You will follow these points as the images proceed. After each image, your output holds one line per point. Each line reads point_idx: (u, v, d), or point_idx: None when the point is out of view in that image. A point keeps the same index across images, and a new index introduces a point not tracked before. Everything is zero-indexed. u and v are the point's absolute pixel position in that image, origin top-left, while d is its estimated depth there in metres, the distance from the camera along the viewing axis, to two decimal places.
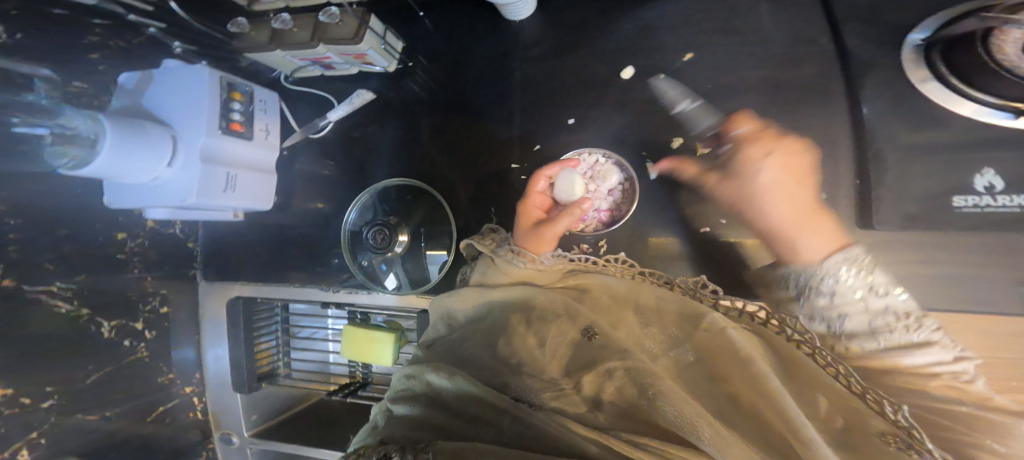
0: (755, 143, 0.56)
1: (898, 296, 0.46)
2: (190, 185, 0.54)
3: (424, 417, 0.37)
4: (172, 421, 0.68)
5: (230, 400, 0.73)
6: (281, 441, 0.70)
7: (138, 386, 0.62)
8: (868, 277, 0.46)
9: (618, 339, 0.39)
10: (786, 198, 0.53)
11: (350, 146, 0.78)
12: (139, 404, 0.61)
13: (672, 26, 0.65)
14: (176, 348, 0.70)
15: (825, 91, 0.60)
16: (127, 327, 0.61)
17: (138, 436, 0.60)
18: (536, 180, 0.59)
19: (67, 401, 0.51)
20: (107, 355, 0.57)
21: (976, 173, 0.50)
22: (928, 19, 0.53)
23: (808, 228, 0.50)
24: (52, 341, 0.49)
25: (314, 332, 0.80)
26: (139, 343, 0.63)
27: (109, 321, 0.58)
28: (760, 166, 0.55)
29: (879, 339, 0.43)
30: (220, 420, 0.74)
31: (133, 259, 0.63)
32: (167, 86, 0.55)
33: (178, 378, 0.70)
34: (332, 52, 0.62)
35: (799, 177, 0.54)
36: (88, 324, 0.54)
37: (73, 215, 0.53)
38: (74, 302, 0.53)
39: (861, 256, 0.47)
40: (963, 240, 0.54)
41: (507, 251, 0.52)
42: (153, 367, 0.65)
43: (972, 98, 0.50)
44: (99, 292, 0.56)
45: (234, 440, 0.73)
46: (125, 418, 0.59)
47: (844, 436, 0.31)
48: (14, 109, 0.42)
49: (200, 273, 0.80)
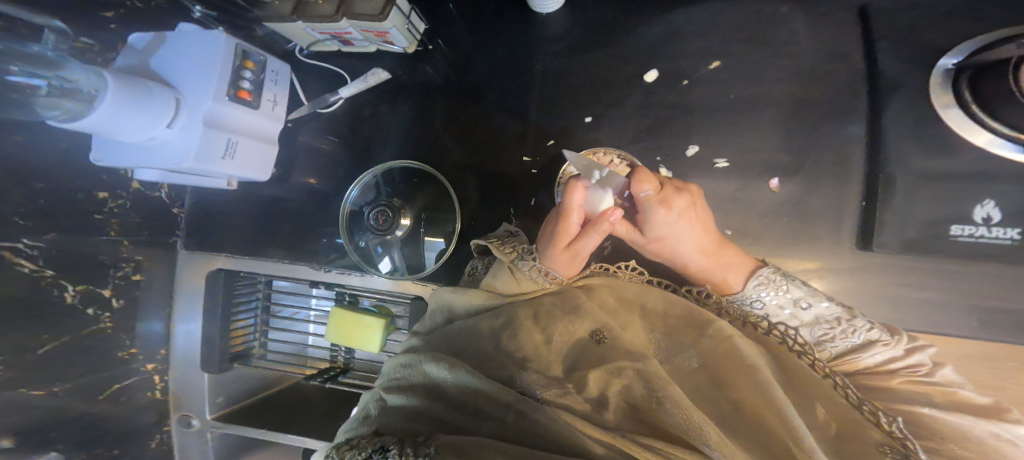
0: (665, 206, 0.53)
1: (823, 304, 0.46)
2: (189, 150, 0.52)
3: (422, 409, 0.34)
4: (128, 399, 0.60)
5: (196, 377, 0.67)
6: (247, 425, 0.65)
7: (96, 361, 0.55)
8: (788, 293, 0.47)
9: (627, 343, 0.39)
10: (695, 234, 0.54)
11: (360, 124, 0.76)
12: (93, 381, 0.54)
13: (700, 33, 0.66)
14: (142, 318, 0.63)
15: (837, 113, 0.62)
16: (94, 294, 0.55)
17: (86, 416, 0.53)
18: (573, 192, 0.52)
19: (16, 374, 0.44)
20: (67, 324, 0.51)
21: (977, 204, 0.54)
22: (964, 43, 0.56)
23: (723, 272, 0.52)
24: (13, 305, 0.44)
25: (295, 313, 0.77)
26: (105, 313, 0.57)
27: (75, 286, 0.52)
28: (669, 229, 0.53)
29: (855, 336, 0.43)
30: (182, 399, 0.66)
31: (111, 221, 0.59)
32: (179, 48, 0.53)
33: (140, 354, 0.62)
34: (355, 28, 0.61)
35: (703, 222, 0.54)
36: (52, 286, 0.49)
37: (54, 171, 0.50)
38: (40, 262, 0.48)
39: (773, 274, 0.49)
40: (944, 267, 0.59)
41: (529, 266, 0.50)
42: (114, 341, 0.58)
43: (988, 128, 0.53)
44: (72, 254, 0.52)
45: (194, 423, 0.66)
46: (73, 396, 0.51)
47: (838, 443, 0.31)
48: (13, 57, 0.38)
49: (180, 241, 0.75)
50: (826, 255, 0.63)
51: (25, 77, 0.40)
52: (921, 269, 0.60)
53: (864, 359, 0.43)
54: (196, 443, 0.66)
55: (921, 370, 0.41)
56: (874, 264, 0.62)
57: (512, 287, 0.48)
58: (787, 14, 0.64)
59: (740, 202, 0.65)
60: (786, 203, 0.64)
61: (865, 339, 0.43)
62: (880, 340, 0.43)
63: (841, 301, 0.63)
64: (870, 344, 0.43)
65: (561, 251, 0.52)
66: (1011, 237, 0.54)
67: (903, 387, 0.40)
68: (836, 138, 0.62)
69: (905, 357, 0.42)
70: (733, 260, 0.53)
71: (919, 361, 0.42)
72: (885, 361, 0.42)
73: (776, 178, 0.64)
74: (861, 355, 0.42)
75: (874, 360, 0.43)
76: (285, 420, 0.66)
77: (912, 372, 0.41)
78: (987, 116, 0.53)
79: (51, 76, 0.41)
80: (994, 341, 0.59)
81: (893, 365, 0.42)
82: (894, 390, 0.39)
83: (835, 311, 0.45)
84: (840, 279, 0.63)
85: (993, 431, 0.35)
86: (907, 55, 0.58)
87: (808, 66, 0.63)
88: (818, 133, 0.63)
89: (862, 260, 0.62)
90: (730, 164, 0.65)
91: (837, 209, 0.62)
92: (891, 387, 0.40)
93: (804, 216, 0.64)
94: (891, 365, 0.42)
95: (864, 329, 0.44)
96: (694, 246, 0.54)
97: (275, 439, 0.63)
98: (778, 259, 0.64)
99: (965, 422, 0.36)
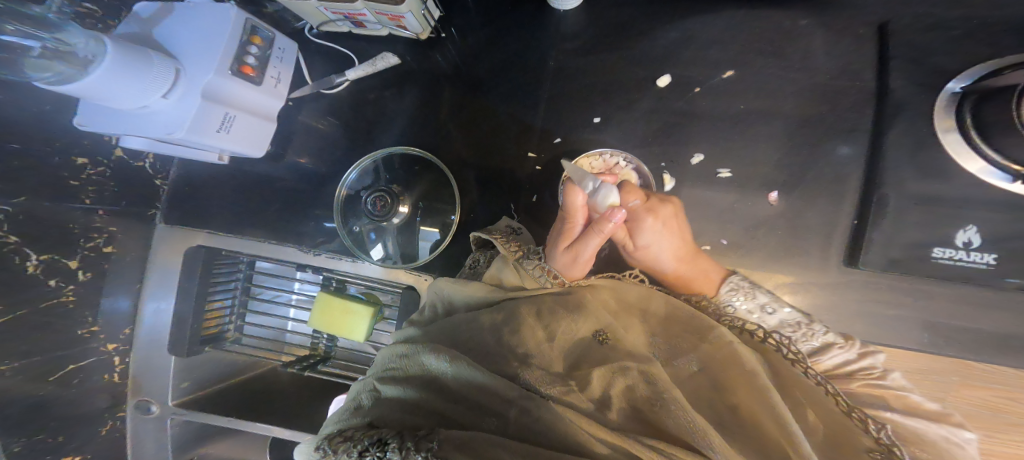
0: (652, 215, 0.56)
1: (785, 310, 0.50)
2: (184, 120, 0.50)
3: (419, 402, 0.33)
4: (80, 382, 0.55)
5: (159, 360, 0.63)
6: (209, 413, 0.61)
7: (50, 338, 0.51)
8: (756, 297, 0.51)
9: (629, 345, 0.40)
10: (679, 234, 0.58)
11: (364, 108, 0.75)
12: (44, 360, 0.50)
13: (713, 43, 0.68)
14: (109, 295, 0.60)
15: (833, 135, 0.65)
16: (58, 265, 0.52)
17: (33, 397, 0.49)
18: (574, 195, 0.53)
19: None
20: (21, 295, 0.47)
21: (959, 229, 0.56)
22: (974, 67, 0.57)
23: (698, 280, 0.55)
24: None
25: (275, 296, 0.74)
26: (69, 285, 0.53)
27: (38, 254, 0.49)
28: (652, 239, 0.56)
29: (813, 339, 0.46)
30: (142, 384, 0.62)
31: (88, 188, 0.56)
32: (187, 19, 0.51)
33: (102, 332, 0.59)
34: (369, 10, 0.60)
35: (681, 232, 0.58)
36: (12, 254, 0.46)
37: (30, 131, 0.47)
38: (2, 227, 0.44)
39: (742, 282, 0.53)
40: (926, 288, 0.62)
41: (533, 266, 0.51)
42: (75, 317, 0.54)
43: (982, 155, 0.54)
44: (33, 219, 0.48)
45: (154, 409, 0.62)
46: (19, 375, 0.47)
47: (832, 445, 0.33)
48: (8, 16, 0.38)
49: (160, 215, 0.72)
50: (814, 269, 0.66)
51: (18, 38, 0.39)
52: (901, 288, 0.64)
53: (825, 361, 0.45)
54: (151, 430, 0.62)
55: (874, 372, 0.43)
56: (859, 282, 0.65)
57: (514, 278, 0.48)
58: (801, 32, 0.66)
59: (737, 212, 0.67)
60: (780, 217, 0.66)
61: (823, 341, 0.46)
62: (836, 343, 0.46)
63: (824, 316, 0.66)
64: (827, 346, 0.46)
65: (563, 253, 0.53)
66: (986, 262, 0.55)
67: (861, 391, 0.41)
68: (836, 157, 0.65)
69: (859, 360, 0.44)
70: (706, 267, 0.57)
71: (872, 364, 0.43)
72: (842, 363, 0.44)
73: (775, 191, 0.66)
74: (822, 357, 0.45)
75: (832, 362, 0.45)
76: (257, 408, 0.62)
77: (867, 374, 0.43)
78: (983, 144, 0.54)
79: (48, 38, 0.40)
80: (960, 359, 0.62)
81: (848, 367, 0.44)
82: (855, 395, 0.41)
83: (796, 316, 0.49)
84: (827, 293, 0.66)
85: (944, 435, 0.37)
86: (913, 78, 0.60)
87: (815, 85, 0.66)
88: (818, 152, 0.66)
89: (848, 277, 0.65)
90: (732, 174, 0.67)
91: (830, 226, 0.65)
92: (853, 391, 0.41)
93: (797, 231, 0.66)
94: (848, 367, 0.44)
95: (821, 334, 0.47)
96: (674, 249, 0.57)
97: (242, 427, 0.59)
98: (769, 270, 0.67)
99: (921, 426, 0.37)
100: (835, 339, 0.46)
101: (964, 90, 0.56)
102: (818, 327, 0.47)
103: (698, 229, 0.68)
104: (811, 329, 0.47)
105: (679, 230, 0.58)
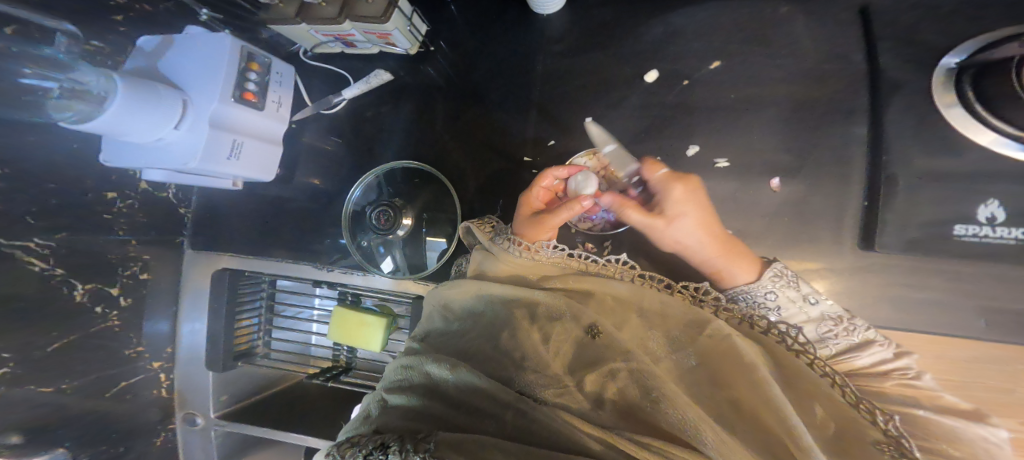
0: (679, 184, 0.53)
1: (829, 302, 0.48)
2: (196, 150, 0.53)
3: (419, 408, 0.35)
4: (133, 397, 0.61)
5: (200, 376, 0.68)
6: (251, 424, 0.65)
7: (103, 359, 0.56)
8: (799, 287, 0.49)
9: (620, 339, 0.38)
10: (705, 212, 0.53)
11: (361, 125, 0.77)
12: (100, 378, 0.56)
13: (700, 34, 0.67)
14: (149, 319, 0.65)
15: (837, 116, 0.63)
16: (101, 292, 0.56)
17: (96, 412, 0.54)
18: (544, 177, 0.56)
19: (23, 372, 0.46)
20: (76, 323, 0.52)
21: (981, 204, 0.53)
22: (967, 42, 0.56)
23: (729, 261, 0.52)
24: (24, 302, 0.45)
25: (299, 312, 0.78)
26: (113, 311, 0.58)
27: (83, 284, 0.53)
28: (678, 211, 0.52)
29: (852, 336, 0.46)
30: (188, 399, 0.67)
31: (120, 220, 0.60)
32: (187, 50, 0.53)
33: (146, 352, 0.64)
34: (357, 29, 0.62)
35: (710, 209, 0.54)
36: (61, 285, 0.50)
37: (64, 170, 0.51)
38: (51, 261, 0.49)
39: (786, 271, 0.50)
40: (954, 268, 0.59)
41: (503, 240, 0.49)
42: (122, 339, 0.60)
43: (991, 127, 0.52)
44: (75, 252, 0.52)
45: (200, 421, 0.67)
46: (81, 393, 0.53)
47: (838, 443, 0.32)
48: (25, 59, 0.40)
49: (187, 240, 0.75)
50: (827, 256, 0.63)
51: (38, 80, 0.41)
52: (924, 270, 0.61)
53: (859, 360, 0.45)
54: (199, 441, 0.67)
55: (908, 372, 0.43)
56: (876, 266, 0.62)
57: (497, 268, 0.47)
58: (785, 17, 0.65)
59: (740, 202, 0.65)
60: (786, 204, 0.64)
61: (863, 339, 0.46)
62: (877, 341, 0.46)
63: (841, 305, 0.63)
64: (867, 343, 0.46)
65: (522, 226, 0.52)
66: (1016, 238, 0.52)
67: (895, 390, 0.41)
68: (838, 138, 0.63)
69: (895, 360, 0.44)
70: (742, 256, 0.52)
71: (906, 365, 0.44)
72: (877, 362, 0.45)
73: (777, 177, 0.64)
74: (858, 355, 0.45)
75: (868, 361, 0.45)
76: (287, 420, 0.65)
77: (901, 374, 0.43)
78: (990, 115, 0.52)
79: (63, 78, 0.42)
80: (986, 343, 0.59)
81: (882, 367, 0.44)
82: (885, 393, 0.41)
83: (838, 309, 0.48)
84: (844, 280, 0.63)
85: (983, 434, 0.37)
86: (906, 58, 0.58)
87: (809, 66, 0.64)
88: (819, 134, 0.63)
89: (863, 260, 0.63)
90: (729, 164, 0.66)
91: (840, 210, 0.63)
92: (885, 389, 0.42)
93: (807, 218, 0.64)
94: (881, 367, 0.44)
95: (862, 330, 0.47)
96: (702, 226, 0.52)
97: (279, 437, 0.63)
98: (778, 261, 0.65)
99: (958, 424, 0.38)
100: (875, 336, 0.46)
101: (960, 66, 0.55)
102: (859, 322, 0.47)
103: None
104: (852, 324, 0.47)
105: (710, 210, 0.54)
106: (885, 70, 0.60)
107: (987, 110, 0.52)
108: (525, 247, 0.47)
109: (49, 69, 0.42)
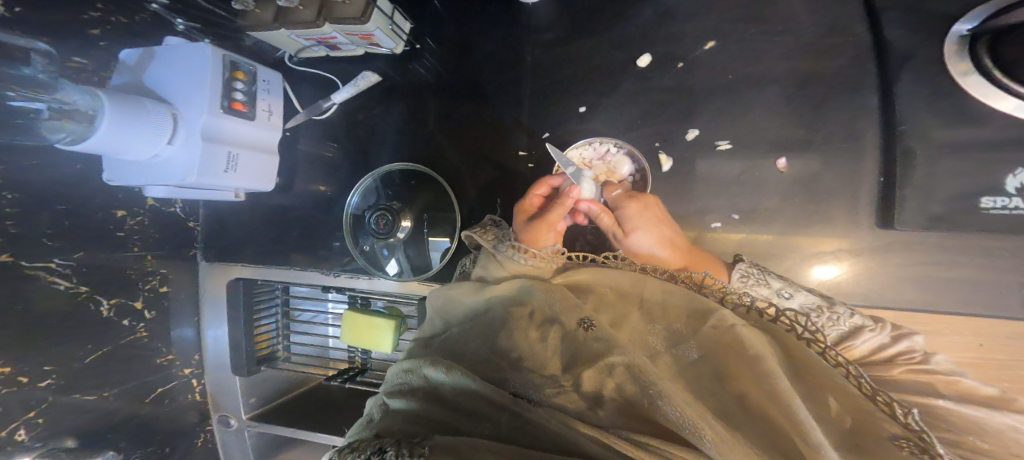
0: (634, 200, 0.58)
1: (803, 294, 0.47)
2: (190, 163, 0.52)
3: (419, 412, 0.34)
4: (170, 402, 0.64)
5: (227, 380, 0.69)
6: (275, 424, 0.67)
7: (135, 368, 0.58)
8: (770, 284, 0.49)
9: (610, 334, 0.37)
10: (657, 225, 0.57)
11: (354, 128, 0.76)
12: (136, 386, 0.58)
13: (693, 13, 0.63)
14: (175, 326, 0.67)
15: (846, 90, 0.60)
16: (126, 306, 0.58)
17: (136, 417, 0.57)
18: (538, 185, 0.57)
19: (67, 381, 0.49)
20: (106, 336, 0.54)
21: (1010, 173, 0.50)
22: (980, 7, 0.50)
23: (707, 264, 0.54)
24: (51, 320, 0.48)
25: (313, 316, 0.77)
26: (139, 323, 0.60)
27: (108, 299, 0.55)
28: (639, 223, 0.56)
29: (843, 325, 0.44)
30: (219, 401, 0.70)
31: (133, 237, 0.60)
32: (170, 64, 0.53)
33: (177, 359, 0.66)
34: (339, 32, 0.61)
35: (661, 220, 0.58)
36: (87, 302, 0.52)
37: (72, 192, 0.51)
38: (74, 280, 0.51)
39: (749, 267, 0.52)
40: (978, 244, 0.57)
41: (507, 247, 0.48)
42: (152, 348, 0.62)
43: (1014, 94, 0.48)
44: (98, 270, 0.54)
45: (232, 422, 0.69)
46: (122, 398, 0.56)
47: (851, 436, 0.30)
48: (9, 83, 0.40)
49: (200, 253, 0.76)
50: (845, 234, 0.61)
51: (26, 102, 0.41)
52: (948, 246, 0.58)
53: (856, 346, 0.43)
54: (234, 441, 0.70)
55: (912, 357, 0.42)
56: (898, 244, 0.59)
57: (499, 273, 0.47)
58: None
59: (746, 185, 0.63)
60: (799, 183, 0.61)
61: (851, 325, 0.45)
62: (866, 326, 0.45)
63: (860, 287, 0.61)
64: (857, 330, 0.44)
65: (546, 232, 0.50)
66: None
67: (903, 377, 0.40)
68: (846, 112, 0.60)
69: (890, 343, 0.43)
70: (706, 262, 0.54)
71: (906, 347, 0.43)
72: (873, 349, 0.43)
73: (784, 157, 0.62)
74: (856, 341, 0.43)
75: (865, 347, 0.44)
76: (316, 418, 0.66)
77: (904, 359, 0.42)
78: (1010, 81, 0.48)
79: (49, 99, 0.42)
80: (1015, 320, 0.56)
81: (885, 352, 0.43)
82: (902, 382, 0.40)
83: (814, 299, 0.47)
84: (864, 261, 0.61)
85: (1011, 424, 0.36)
86: (913, 25, 0.54)
87: (811, 38, 0.60)
88: (826, 109, 0.60)
89: (885, 239, 0.60)
90: (732, 145, 0.63)
91: (855, 187, 0.60)
92: (898, 378, 0.40)
93: (823, 197, 0.61)
94: (882, 352, 0.43)
95: (847, 317, 0.45)
96: (656, 241, 0.55)
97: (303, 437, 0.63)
98: (789, 243, 0.62)
99: (979, 412, 0.37)
100: (864, 322, 0.45)
101: (971, 33, 0.50)
102: (842, 309, 0.45)
103: (705, 206, 0.64)
104: (836, 313, 0.45)
105: (662, 225, 0.57)
106: (890, 40, 0.56)
107: (1008, 78, 0.48)
108: (531, 254, 0.47)
109: (33, 91, 0.42)
